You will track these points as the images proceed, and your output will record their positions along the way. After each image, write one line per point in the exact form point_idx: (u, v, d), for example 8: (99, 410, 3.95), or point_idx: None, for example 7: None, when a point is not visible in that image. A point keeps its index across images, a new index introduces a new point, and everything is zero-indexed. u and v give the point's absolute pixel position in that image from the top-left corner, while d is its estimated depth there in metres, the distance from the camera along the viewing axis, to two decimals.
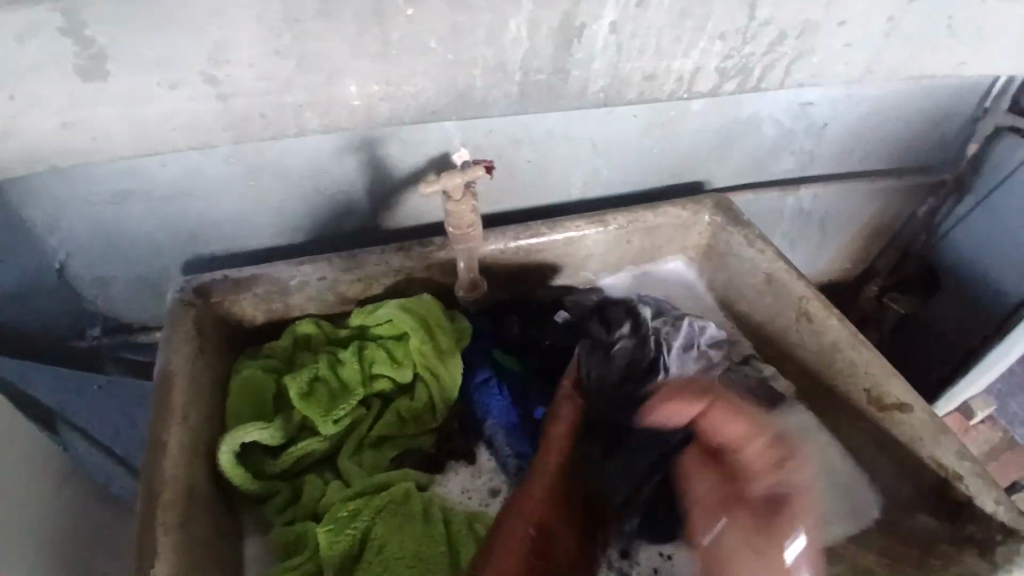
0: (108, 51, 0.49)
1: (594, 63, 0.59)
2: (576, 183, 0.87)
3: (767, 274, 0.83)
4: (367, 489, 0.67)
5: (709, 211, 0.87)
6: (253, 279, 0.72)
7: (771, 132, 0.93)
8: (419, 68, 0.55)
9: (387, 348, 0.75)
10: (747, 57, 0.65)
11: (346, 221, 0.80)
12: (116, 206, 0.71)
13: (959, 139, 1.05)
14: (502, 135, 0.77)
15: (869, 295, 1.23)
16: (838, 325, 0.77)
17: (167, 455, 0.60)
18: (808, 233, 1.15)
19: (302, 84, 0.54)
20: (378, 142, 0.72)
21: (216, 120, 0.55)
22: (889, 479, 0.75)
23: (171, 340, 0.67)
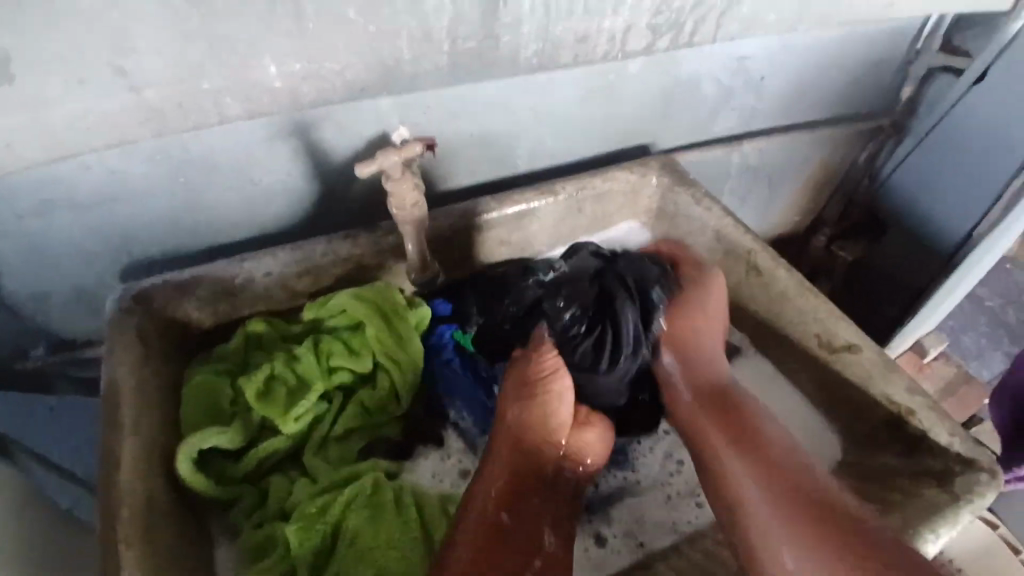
0: (11, 54, 0.46)
1: (523, 28, 0.58)
2: (521, 156, 0.86)
3: (717, 230, 0.84)
4: (335, 483, 0.66)
5: (656, 173, 0.87)
6: (195, 280, 0.70)
7: (711, 90, 0.94)
8: (341, 44, 0.53)
9: (343, 339, 0.74)
10: (678, 12, 0.64)
11: (288, 212, 0.78)
12: (39, 216, 0.67)
13: (895, 83, 1.08)
14: (440, 112, 0.75)
15: (818, 245, 1.26)
16: (788, 274, 0.78)
17: (121, 470, 0.57)
18: (757, 187, 1.17)
19: (219, 68, 0.52)
20: (311, 126, 0.70)
21: (130, 115, 0.52)
22: (849, 419, 0.76)
23: (113, 351, 0.64)
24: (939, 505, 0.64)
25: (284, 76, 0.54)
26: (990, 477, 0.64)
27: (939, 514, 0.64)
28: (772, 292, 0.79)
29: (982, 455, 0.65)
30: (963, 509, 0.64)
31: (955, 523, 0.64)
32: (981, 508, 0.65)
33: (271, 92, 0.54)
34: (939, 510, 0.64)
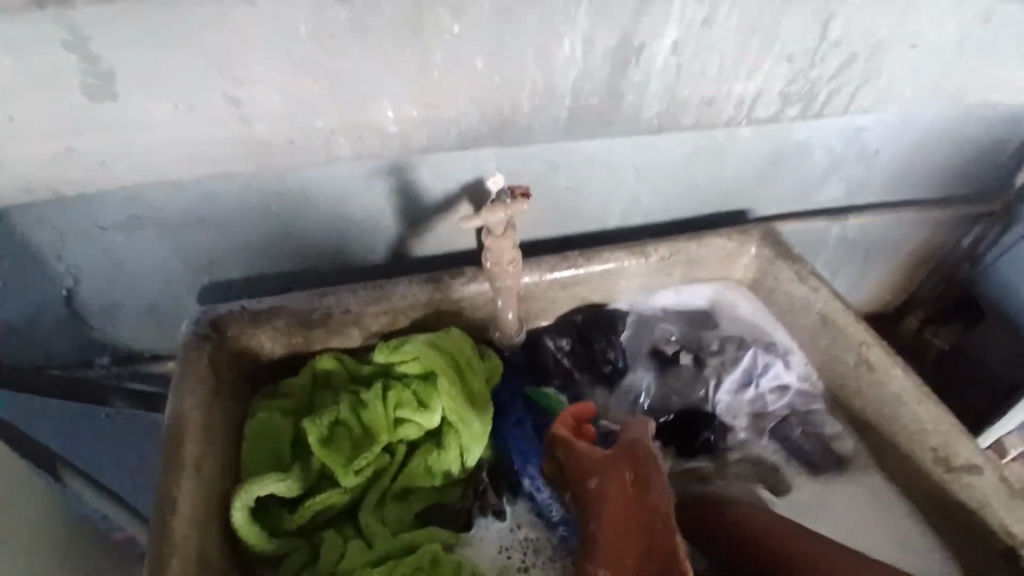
0: (116, 68, 0.44)
1: (650, 88, 0.54)
2: (614, 212, 0.82)
3: (821, 312, 0.77)
4: (392, 551, 0.61)
5: (756, 244, 0.81)
6: (274, 310, 0.67)
7: (821, 159, 0.87)
8: (461, 90, 0.50)
9: (414, 389, 0.69)
10: (813, 81, 0.59)
11: (369, 248, 0.75)
12: (127, 231, 0.67)
13: (1005, 168, 0.99)
14: (539, 161, 0.72)
15: (909, 327, 1.19)
16: (904, 372, 0.70)
17: (176, 518, 0.54)
18: (853, 262, 1.09)
19: (335, 103, 0.49)
20: (409, 167, 0.67)
21: (236, 145, 0.50)
22: (961, 542, 0.67)
23: (183, 380, 0.62)
24: None
25: (398, 118, 0.51)
26: None
27: None
28: (882, 389, 0.71)
29: None
30: None
31: None
32: None
33: (382, 131, 0.52)
34: None
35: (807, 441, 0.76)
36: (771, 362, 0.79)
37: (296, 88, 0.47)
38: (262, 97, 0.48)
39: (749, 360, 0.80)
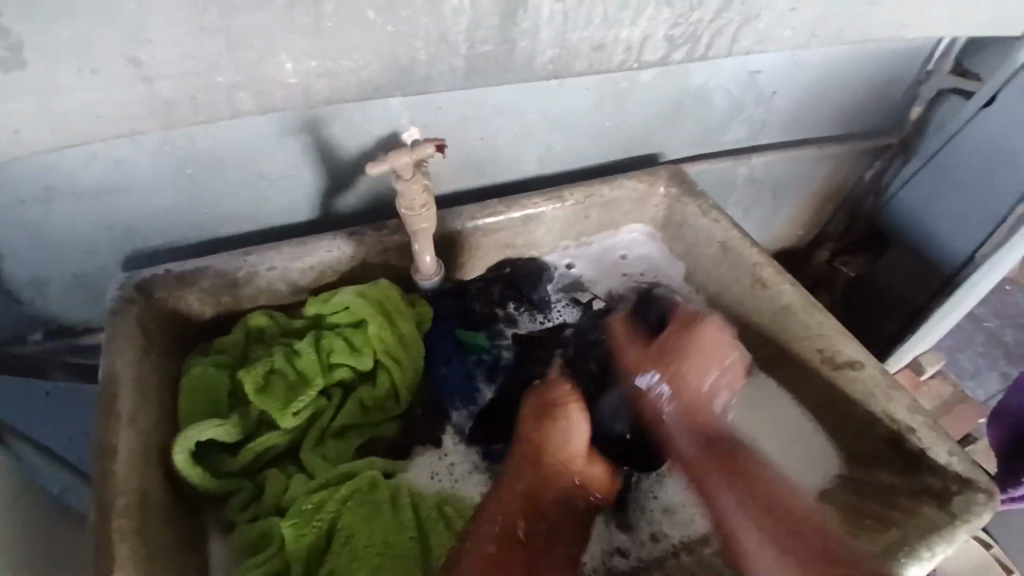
0: (26, 40, 0.45)
1: (541, 34, 0.58)
2: (529, 160, 0.86)
3: (723, 242, 0.84)
4: (330, 480, 0.65)
5: (664, 183, 0.87)
6: (197, 272, 0.70)
7: (722, 101, 0.93)
8: (358, 42, 0.53)
9: (345, 336, 0.73)
10: (695, 25, 0.64)
11: (290, 207, 0.78)
12: (43, 203, 0.67)
13: (905, 102, 1.08)
14: (451, 112, 0.75)
15: (820, 260, 1.28)
16: (792, 290, 0.78)
17: (117, 466, 0.57)
18: (762, 200, 1.17)
19: (234, 61, 0.51)
20: (322, 123, 0.70)
21: (140, 105, 0.52)
22: (847, 436, 0.76)
23: (113, 342, 0.64)
24: (936, 523, 0.65)
25: (298, 71, 0.53)
26: (987, 497, 0.65)
27: (934, 532, 0.64)
28: (775, 307, 0.79)
29: (978, 474, 0.66)
30: (961, 528, 0.64)
31: (949, 540, 0.64)
32: (976, 528, 0.65)
33: (284, 85, 0.54)
34: (936, 529, 0.64)
35: None
36: (674, 295, 0.87)
37: (195, 45, 0.49)
38: (161, 56, 0.49)
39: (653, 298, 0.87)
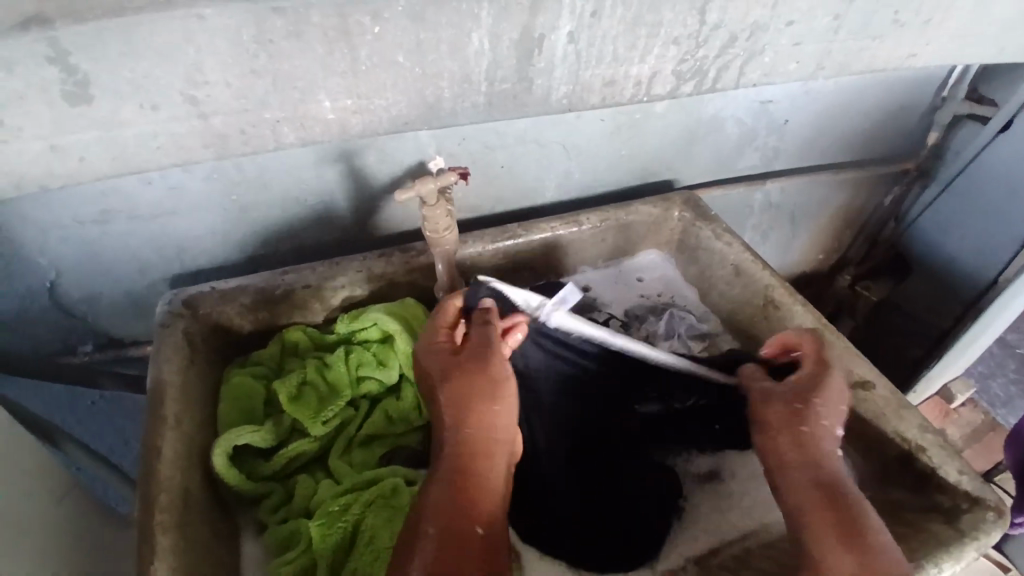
0: (91, 78, 0.51)
1: (555, 72, 0.63)
2: (547, 187, 0.91)
3: (735, 264, 0.87)
4: (356, 485, 0.69)
5: (678, 209, 0.91)
6: (239, 289, 0.75)
7: (735, 129, 0.97)
8: (389, 82, 0.58)
9: (373, 351, 0.78)
10: (701, 61, 0.68)
11: (325, 229, 0.83)
12: (103, 224, 0.74)
13: (921, 128, 1.10)
14: (474, 143, 0.80)
15: (842, 284, 1.30)
16: (802, 310, 0.81)
17: (162, 464, 0.62)
18: (779, 225, 1.19)
19: (276, 103, 0.57)
20: (357, 153, 0.76)
21: (194, 137, 0.58)
22: (855, 454, 0.77)
23: (162, 351, 0.70)
24: (944, 540, 0.66)
25: (335, 108, 0.59)
26: (997, 515, 0.65)
27: (942, 548, 0.65)
28: (785, 327, 0.82)
29: (988, 493, 0.67)
30: (970, 546, 0.65)
31: (959, 557, 0.65)
32: (988, 546, 0.66)
33: (324, 120, 0.60)
34: (944, 545, 0.65)
35: None
36: (686, 315, 0.89)
37: (247, 89, 0.55)
38: (217, 95, 0.55)
39: (667, 318, 0.89)
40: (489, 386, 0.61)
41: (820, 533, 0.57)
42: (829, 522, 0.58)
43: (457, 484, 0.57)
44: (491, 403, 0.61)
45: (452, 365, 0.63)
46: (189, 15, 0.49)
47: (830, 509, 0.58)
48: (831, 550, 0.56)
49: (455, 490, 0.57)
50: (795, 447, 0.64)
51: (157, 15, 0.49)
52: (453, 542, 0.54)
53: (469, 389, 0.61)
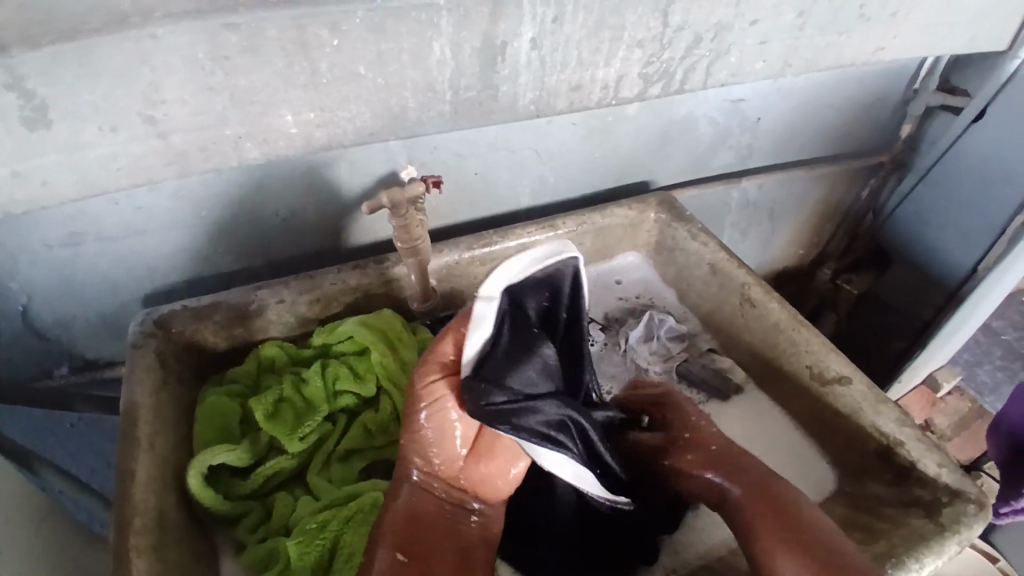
0: (49, 102, 0.50)
1: (520, 78, 0.63)
2: (522, 192, 0.91)
3: (711, 264, 0.87)
4: (335, 501, 0.68)
5: (654, 210, 0.91)
6: (213, 306, 0.75)
7: (707, 129, 0.97)
8: (352, 94, 0.58)
9: (350, 364, 0.77)
10: (667, 62, 0.68)
11: (300, 243, 0.83)
12: (72, 247, 0.73)
13: (894, 121, 1.11)
14: (446, 152, 0.80)
15: (824, 278, 1.31)
16: (777, 308, 0.81)
17: (135, 487, 0.61)
18: (758, 222, 1.20)
19: (236, 120, 0.57)
20: (327, 166, 0.75)
21: (158, 157, 0.57)
22: (836, 450, 0.77)
23: (134, 372, 0.69)
24: (925, 534, 0.66)
25: (300, 122, 0.59)
26: (977, 508, 0.66)
27: (922, 543, 0.65)
28: (763, 325, 0.82)
29: (967, 486, 0.67)
30: (951, 540, 0.65)
31: (940, 552, 0.65)
32: (970, 539, 0.66)
33: (289, 134, 0.60)
34: (924, 539, 0.65)
35: (704, 371, 0.85)
36: (665, 317, 0.88)
37: (209, 107, 0.55)
38: (178, 113, 0.55)
39: (646, 319, 0.88)
40: (456, 432, 0.61)
41: (759, 532, 0.59)
42: (763, 522, 0.59)
43: (412, 523, 0.61)
44: (457, 451, 0.62)
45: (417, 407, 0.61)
46: (144, 35, 0.49)
47: (756, 507, 0.61)
48: (776, 552, 0.58)
49: (409, 527, 0.60)
50: (701, 456, 0.66)
51: (110, 36, 0.48)
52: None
53: (430, 435, 0.61)
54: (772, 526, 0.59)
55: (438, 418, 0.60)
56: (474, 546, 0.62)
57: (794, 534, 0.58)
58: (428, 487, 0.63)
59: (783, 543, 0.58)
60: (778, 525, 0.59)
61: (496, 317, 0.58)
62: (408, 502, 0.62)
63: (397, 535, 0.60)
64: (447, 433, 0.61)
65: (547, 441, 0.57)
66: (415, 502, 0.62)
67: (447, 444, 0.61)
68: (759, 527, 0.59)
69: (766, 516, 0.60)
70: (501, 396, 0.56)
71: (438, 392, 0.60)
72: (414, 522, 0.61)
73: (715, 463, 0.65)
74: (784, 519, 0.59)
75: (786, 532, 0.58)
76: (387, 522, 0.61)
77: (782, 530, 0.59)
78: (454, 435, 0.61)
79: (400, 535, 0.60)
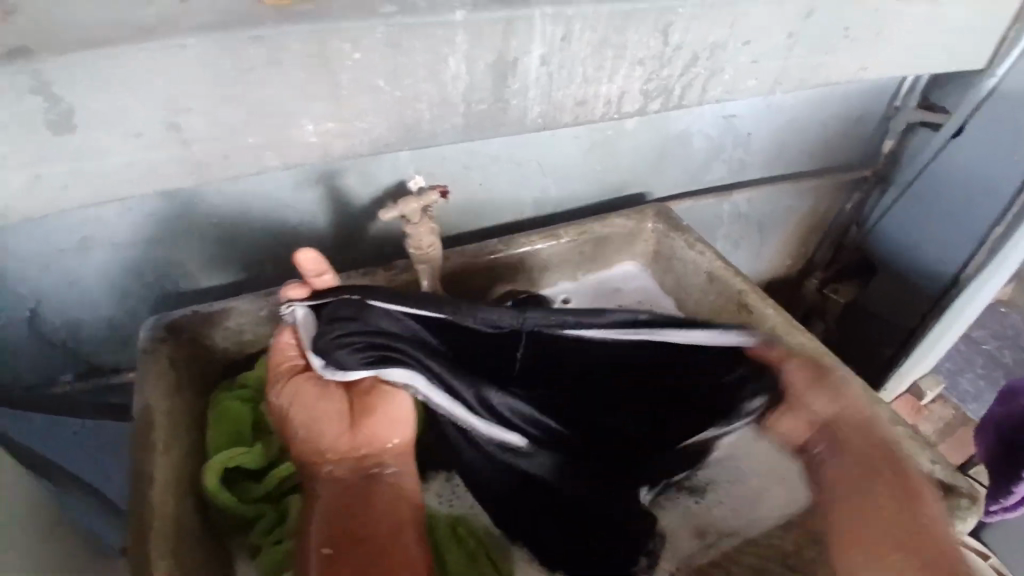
0: (75, 107, 0.52)
1: (529, 93, 0.66)
2: (525, 203, 0.94)
3: (707, 272, 0.91)
4: None
5: (651, 220, 0.95)
6: (224, 312, 0.76)
7: (701, 144, 1.01)
8: (370, 106, 0.61)
9: None
10: (666, 79, 0.72)
11: (308, 250, 0.85)
12: (84, 252, 0.74)
13: (879, 136, 1.15)
14: (453, 163, 0.83)
15: (811, 288, 1.30)
16: (772, 313, 0.85)
17: (153, 488, 0.62)
18: (749, 234, 1.24)
19: (257, 129, 0.59)
20: (338, 176, 0.78)
21: (181, 164, 0.59)
22: None
23: (148, 377, 0.70)
24: None
25: (319, 132, 0.61)
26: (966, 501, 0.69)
27: None
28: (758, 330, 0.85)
29: (960, 482, 0.70)
30: None
31: None
32: (961, 530, 0.69)
33: (307, 144, 0.62)
34: None
35: None
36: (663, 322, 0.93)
37: (230, 117, 0.57)
38: (199, 122, 0.57)
39: None
40: (324, 410, 0.65)
41: (864, 519, 0.66)
42: (892, 506, 0.65)
43: (339, 513, 0.61)
44: (331, 428, 0.64)
45: (286, 406, 0.66)
46: (172, 45, 0.51)
47: (886, 495, 0.66)
48: (852, 543, 0.66)
49: (337, 518, 0.60)
50: (874, 453, 0.70)
51: (137, 44, 0.50)
52: (346, 561, 0.57)
53: (306, 426, 0.65)
54: (892, 522, 0.64)
55: (299, 406, 0.65)
56: (403, 515, 0.62)
57: (908, 530, 0.64)
58: (340, 475, 0.64)
59: (882, 536, 0.64)
60: (906, 536, 0.63)
61: (307, 313, 0.69)
62: (326, 494, 0.63)
63: (326, 531, 0.59)
64: (313, 417, 0.65)
65: (387, 359, 0.65)
66: (335, 492, 0.63)
67: (327, 421, 0.64)
68: (883, 518, 0.65)
69: (876, 509, 0.66)
70: (338, 330, 0.66)
71: (297, 377, 0.67)
72: (337, 510, 0.61)
73: (870, 454, 0.70)
74: (905, 529, 0.64)
75: (916, 529, 0.64)
76: (312, 524, 0.61)
77: (906, 535, 0.63)
78: (327, 413, 0.65)
79: (330, 529, 0.60)
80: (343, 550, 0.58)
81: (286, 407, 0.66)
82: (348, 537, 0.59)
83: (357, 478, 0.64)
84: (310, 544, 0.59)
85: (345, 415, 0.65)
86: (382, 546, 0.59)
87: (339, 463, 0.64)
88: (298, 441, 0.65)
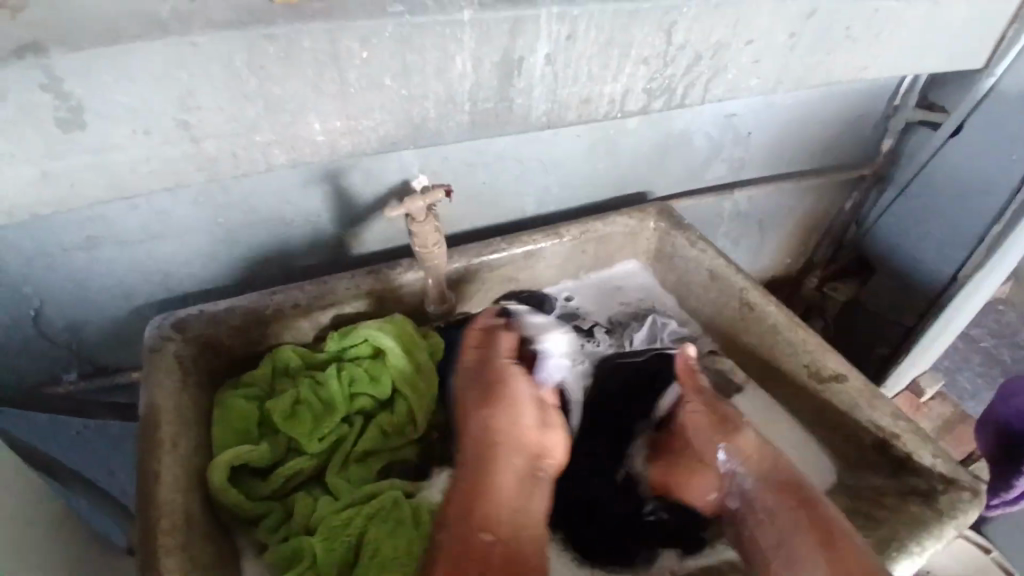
0: (84, 104, 0.52)
1: (534, 91, 0.66)
2: (527, 201, 0.94)
3: (710, 270, 0.91)
4: (355, 500, 0.70)
5: (654, 219, 0.95)
6: (228, 311, 0.76)
7: (703, 142, 1.02)
8: (377, 104, 0.61)
9: (364, 366, 0.79)
10: (669, 78, 0.72)
11: (312, 249, 0.85)
12: (89, 251, 0.74)
13: (876, 136, 1.16)
14: (457, 161, 0.83)
15: (809, 287, 1.34)
16: (776, 310, 0.85)
17: (162, 486, 0.62)
18: (749, 233, 1.24)
19: (265, 127, 0.59)
20: (342, 174, 0.78)
21: (189, 163, 0.59)
22: (833, 446, 0.81)
23: (154, 376, 0.70)
24: (924, 521, 0.69)
25: (325, 130, 0.61)
26: (969, 495, 0.69)
27: (921, 529, 0.69)
28: (761, 327, 0.85)
29: (962, 475, 0.70)
30: (947, 525, 0.69)
31: (937, 537, 0.69)
32: (964, 525, 0.70)
33: (314, 142, 0.62)
34: (922, 528, 0.69)
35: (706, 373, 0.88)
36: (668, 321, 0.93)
37: (238, 115, 0.57)
38: (207, 119, 0.57)
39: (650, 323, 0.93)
40: (518, 408, 0.72)
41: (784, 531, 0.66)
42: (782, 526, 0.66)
43: (503, 503, 0.66)
44: (522, 420, 0.71)
45: (490, 384, 0.74)
46: (184, 42, 0.51)
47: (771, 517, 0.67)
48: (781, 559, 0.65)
49: (463, 502, 0.65)
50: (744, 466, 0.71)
51: (151, 42, 0.51)
52: (462, 554, 0.61)
53: (506, 411, 0.71)
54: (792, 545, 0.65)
55: (511, 388, 0.73)
56: (521, 529, 0.66)
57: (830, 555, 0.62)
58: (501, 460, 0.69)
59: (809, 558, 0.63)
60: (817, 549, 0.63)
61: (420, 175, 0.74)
62: (460, 488, 0.67)
63: (461, 511, 0.65)
64: (512, 409, 0.71)
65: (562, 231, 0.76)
66: (483, 472, 0.68)
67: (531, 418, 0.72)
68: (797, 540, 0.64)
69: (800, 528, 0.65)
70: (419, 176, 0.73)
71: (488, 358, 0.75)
72: (518, 493, 0.68)
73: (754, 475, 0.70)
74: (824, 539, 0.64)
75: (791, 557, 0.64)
76: (457, 498, 0.66)
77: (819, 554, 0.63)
78: (522, 412, 0.72)
79: (463, 507, 0.65)
80: (494, 538, 0.63)
81: (492, 387, 0.73)
82: (481, 523, 0.64)
83: (500, 472, 0.68)
84: (442, 534, 0.63)
85: (533, 420, 0.72)
86: (503, 552, 0.63)
87: (506, 453, 0.69)
88: (481, 424, 0.71)
